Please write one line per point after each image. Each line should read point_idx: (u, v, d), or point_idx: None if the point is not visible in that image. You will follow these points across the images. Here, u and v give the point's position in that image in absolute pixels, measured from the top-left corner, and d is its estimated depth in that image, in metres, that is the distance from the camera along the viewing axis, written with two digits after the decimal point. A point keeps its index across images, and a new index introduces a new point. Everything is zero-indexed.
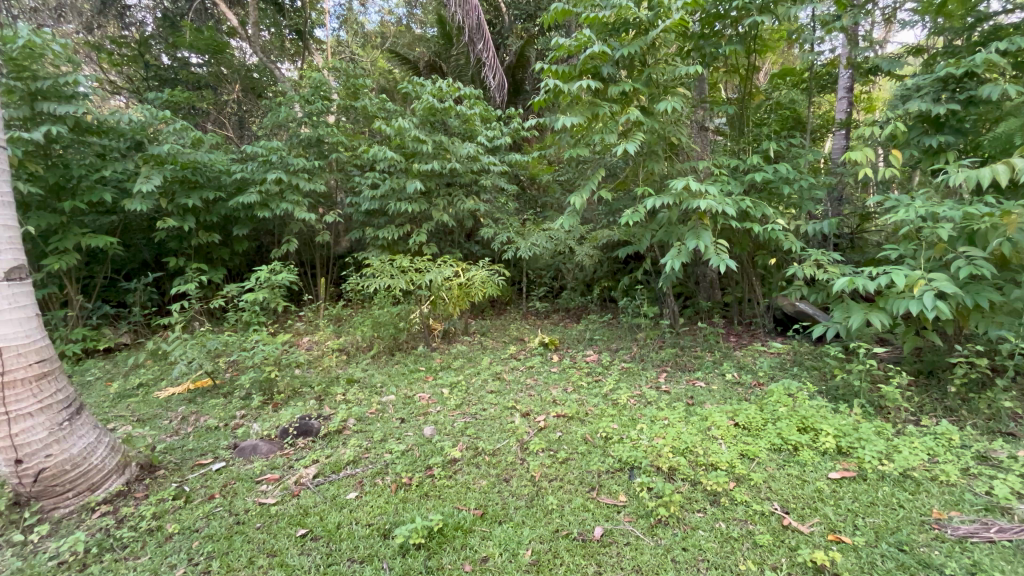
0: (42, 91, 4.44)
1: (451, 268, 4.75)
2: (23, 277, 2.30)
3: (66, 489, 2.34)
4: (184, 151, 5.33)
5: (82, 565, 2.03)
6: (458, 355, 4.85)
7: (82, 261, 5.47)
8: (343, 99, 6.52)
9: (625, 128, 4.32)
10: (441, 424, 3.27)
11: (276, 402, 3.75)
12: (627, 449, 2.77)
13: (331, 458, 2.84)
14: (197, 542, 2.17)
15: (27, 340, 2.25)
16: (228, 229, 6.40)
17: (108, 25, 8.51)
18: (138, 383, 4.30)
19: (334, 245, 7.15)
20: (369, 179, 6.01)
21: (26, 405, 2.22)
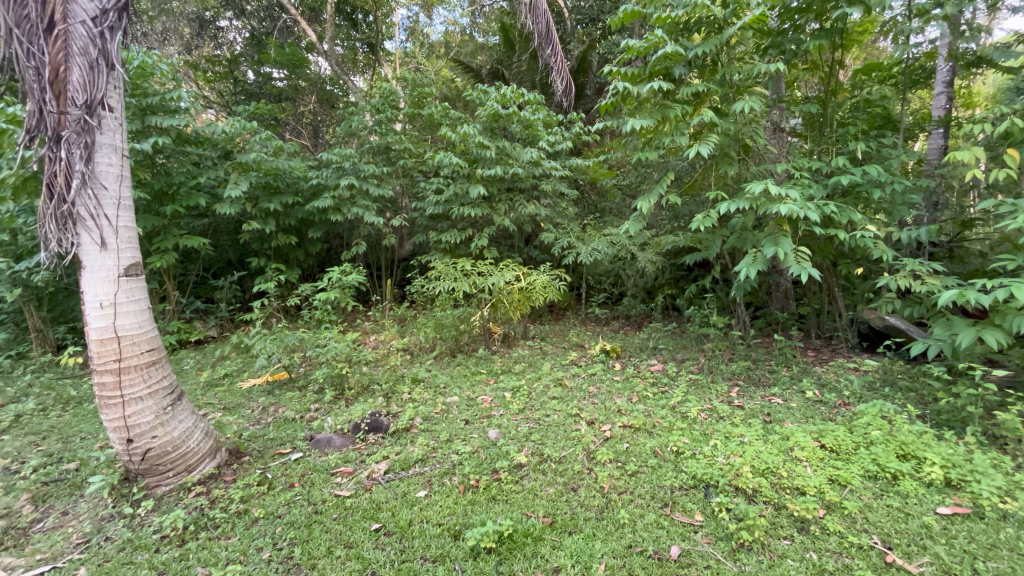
0: (152, 106, 4.92)
1: (514, 272, 4.75)
2: (140, 274, 2.52)
3: (168, 468, 2.55)
4: (267, 159, 5.73)
5: (181, 541, 2.21)
6: (518, 360, 4.85)
7: (179, 260, 5.99)
8: (410, 107, 6.74)
9: (697, 130, 4.15)
10: (505, 428, 3.27)
11: (347, 397, 3.92)
12: (701, 466, 2.64)
13: (400, 456, 2.92)
14: (280, 527, 2.28)
15: (141, 331, 2.49)
16: (303, 233, 6.80)
17: (204, 45, 9.31)
18: (224, 374, 4.64)
19: (398, 248, 7.39)
20: (434, 184, 6.17)
21: (137, 390, 2.45)
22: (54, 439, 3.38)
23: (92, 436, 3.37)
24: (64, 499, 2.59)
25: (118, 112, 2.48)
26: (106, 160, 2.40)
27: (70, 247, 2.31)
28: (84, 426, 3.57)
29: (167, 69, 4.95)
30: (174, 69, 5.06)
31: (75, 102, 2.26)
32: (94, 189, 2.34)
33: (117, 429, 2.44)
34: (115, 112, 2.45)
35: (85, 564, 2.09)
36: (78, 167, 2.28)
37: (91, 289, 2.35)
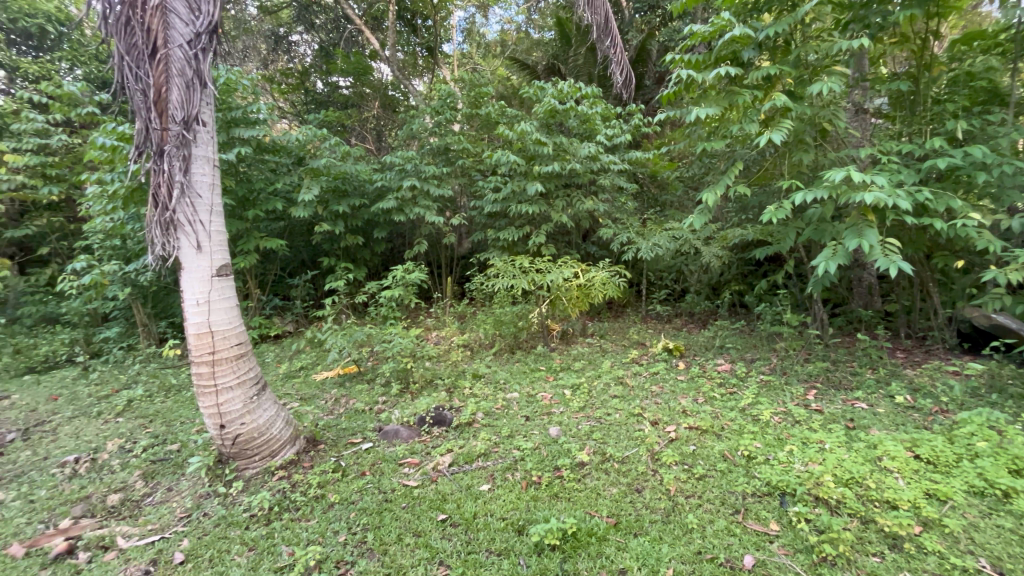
0: (236, 119, 5.34)
1: (573, 269, 4.70)
2: (229, 274, 2.75)
3: (254, 453, 2.77)
4: (336, 163, 6.05)
5: (267, 520, 2.40)
6: (577, 357, 4.80)
7: (259, 260, 6.47)
8: (468, 108, 6.85)
9: (768, 117, 3.89)
10: (566, 426, 3.26)
11: (412, 390, 4.08)
12: (776, 472, 2.50)
13: (463, 449, 3.00)
14: (354, 513, 2.42)
15: (231, 326, 2.72)
16: (369, 233, 7.12)
17: (278, 60, 9.97)
18: (300, 366, 4.97)
19: (457, 246, 7.56)
20: (493, 183, 6.24)
21: (228, 380, 2.68)
22: (160, 422, 3.78)
23: (191, 421, 3.74)
24: (168, 477, 2.89)
25: (211, 126, 2.71)
26: (200, 170, 2.64)
27: (172, 250, 2.56)
28: (183, 411, 3.96)
29: (248, 83, 5.34)
30: (254, 83, 5.46)
31: (174, 119, 2.50)
32: (191, 197, 2.58)
33: (212, 415, 2.68)
34: (207, 127, 2.68)
35: (188, 536, 2.32)
36: (178, 177, 2.52)
37: (189, 288, 2.60)
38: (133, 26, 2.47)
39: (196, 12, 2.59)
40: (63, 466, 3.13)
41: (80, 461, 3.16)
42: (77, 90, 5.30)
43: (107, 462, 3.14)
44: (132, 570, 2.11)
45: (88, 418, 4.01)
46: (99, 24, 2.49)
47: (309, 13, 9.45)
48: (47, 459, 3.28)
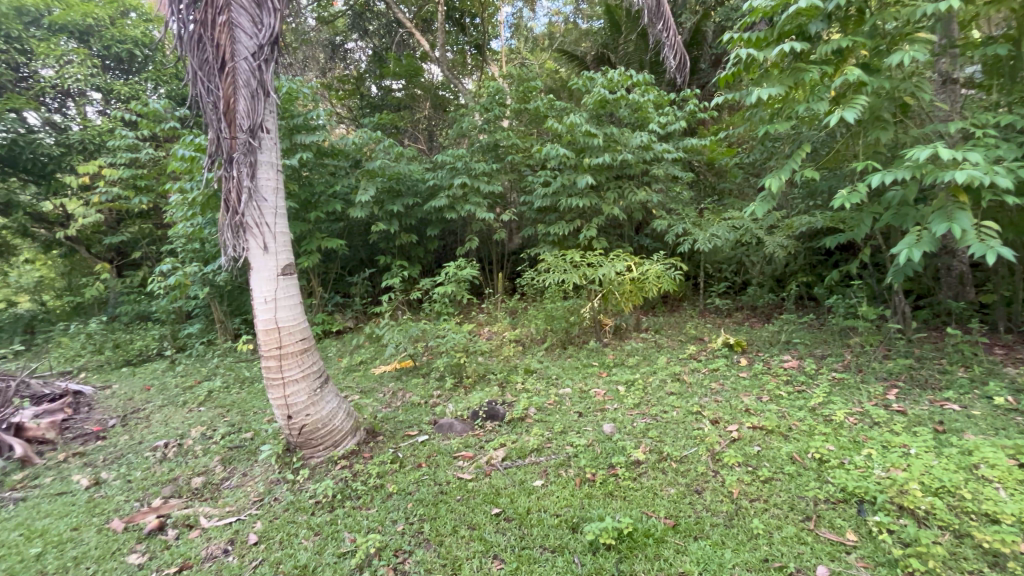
0: (297, 126, 5.63)
1: (626, 262, 4.57)
2: (293, 272, 2.89)
3: (319, 442, 2.92)
4: (390, 164, 6.23)
5: (331, 506, 2.52)
6: (631, 352, 4.69)
7: (321, 260, 6.80)
8: (516, 103, 6.83)
9: (840, 93, 3.59)
10: (621, 423, 3.19)
11: (465, 384, 4.15)
12: (852, 478, 2.32)
13: (517, 444, 3.00)
14: (411, 503, 2.49)
15: (296, 322, 2.86)
16: (422, 231, 7.29)
17: (336, 67, 10.39)
18: (360, 360, 5.20)
19: (508, 242, 7.59)
20: (542, 177, 6.19)
21: (294, 373, 2.82)
22: (236, 411, 4.07)
23: (262, 411, 4.00)
24: (243, 462, 3.10)
25: (274, 133, 2.86)
26: (266, 175, 2.79)
27: (242, 251, 2.74)
28: (256, 402, 4.25)
29: (307, 92, 5.61)
30: (313, 91, 5.72)
31: (242, 128, 2.65)
32: (258, 201, 2.74)
33: (281, 406, 2.84)
34: (272, 134, 2.83)
35: (260, 518, 2.48)
36: (246, 182, 2.68)
37: (258, 287, 2.77)
38: (204, 43, 2.65)
39: (259, 25, 2.73)
40: (154, 450, 3.45)
41: (169, 445, 3.47)
42: (160, 107, 5.79)
43: (191, 448, 3.43)
44: (213, 548, 2.28)
45: (176, 406, 4.39)
46: (176, 43, 2.68)
47: (363, 21, 9.81)
48: (142, 442, 3.63)
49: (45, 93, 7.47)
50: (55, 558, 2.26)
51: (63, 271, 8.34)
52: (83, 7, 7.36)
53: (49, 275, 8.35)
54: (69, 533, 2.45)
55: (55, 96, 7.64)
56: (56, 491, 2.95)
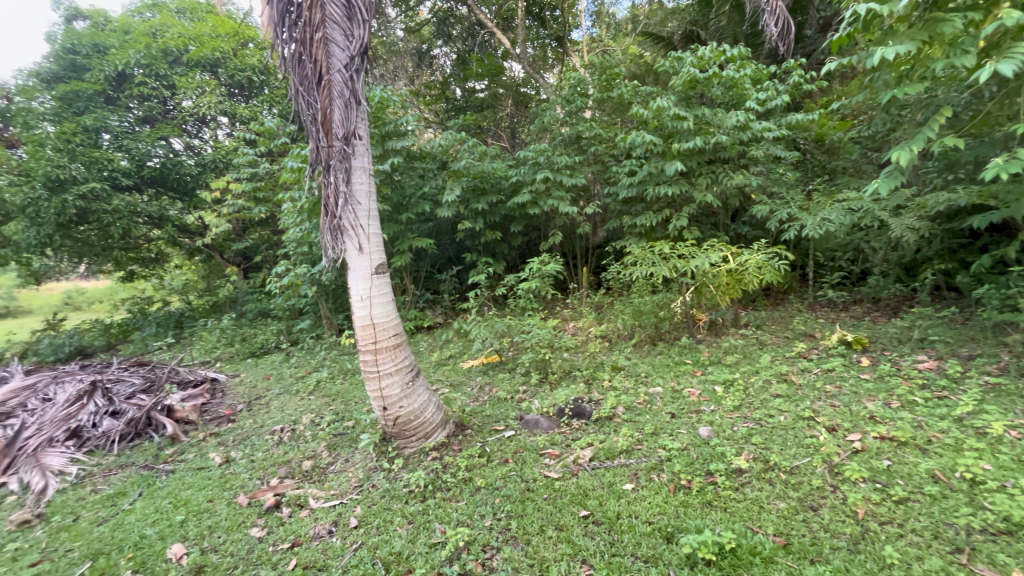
0: (388, 133, 5.92)
1: (722, 253, 4.23)
2: (385, 271, 3.04)
3: (412, 433, 3.04)
4: (475, 164, 6.37)
5: (423, 496, 2.62)
6: (728, 350, 4.34)
7: (413, 259, 7.15)
8: (599, 92, 6.63)
9: (993, 43, 2.97)
10: (719, 426, 2.96)
11: (551, 380, 4.12)
12: (1019, 506, 1.92)
13: (605, 444, 2.91)
14: (498, 499, 2.51)
15: (389, 318, 3.00)
16: (506, 228, 7.36)
17: (423, 74, 10.76)
18: (449, 355, 5.37)
19: (593, 236, 7.41)
20: (627, 166, 5.92)
21: (389, 368, 2.96)
22: (340, 401, 4.41)
23: (362, 401, 4.29)
24: (346, 449, 3.34)
25: (366, 139, 3.02)
26: (359, 180, 2.96)
27: (340, 253, 2.92)
28: (357, 393, 4.57)
29: (396, 99, 5.87)
30: (402, 98, 5.99)
31: (337, 136, 2.83)
32: (353, 205, 2.90)
33: (378, 398, 3.00)
34: (363, 140, 2.98)
35: (361, 503, 2.65)
36: (342, 188, 2.85)
37: (355, 286, 2.94)
38: (304, 60, 2.86)
39: (350, 38, 2.89)
40: (273, 433, 3.84)
41: (284, 430, 3.84)
42: (274, 125, 6.42)
43: (302, 433, 3.76)
44: (320, 528, 2.47)
45: (291, 394, 4.87)
46: (281, 63, 2.93)
47: (447, 26, 10.18)
48: (263, 426, 4.06)
49: (186, 121, 8.70)
50: (195, 525, 2.59)
51: (203, 274, 9.63)
52: (212, 43, 8.46)
53: (193, 277, 9.60)
54: (206, 503, 2.80)
55: (194, 123, 8.89)
56: (197, 466, 3.39)
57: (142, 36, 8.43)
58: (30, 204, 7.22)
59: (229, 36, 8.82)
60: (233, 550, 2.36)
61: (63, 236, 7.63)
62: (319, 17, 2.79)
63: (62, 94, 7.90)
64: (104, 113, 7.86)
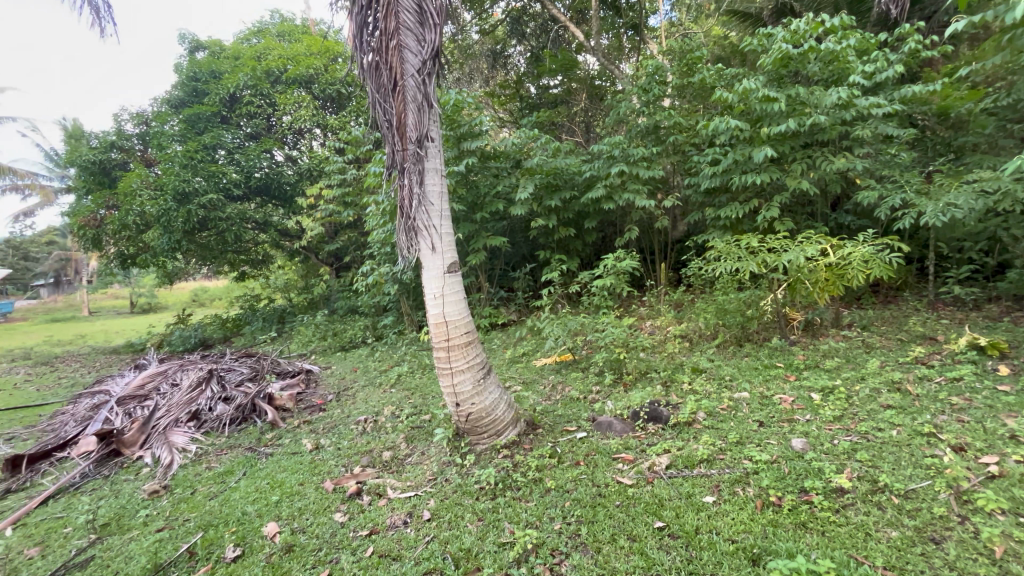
0: (464, 134, 6.04)
1: (819, 245, 3.81)
2: (457, 270, 3.08)
3: (483, 430, 3.07)
4: (548, 160, 6.32)
5: (494, 494, 2.64)
6: (827, 353, 3.91)
7: (487, 257, 7.26)
8: (678, 79, 6.29)
9: None
10: (815, 438, 2.67)
11: (626, 381, 3.97)
12: None
13: (683, 451, 2.74)
14: (568, 502, 2.46)
15: (461, 316, 3.04)
16: (580, 224, 7.23)
17: (497, 75, 10.91)
18: (523, 352, 5.39)
19: (672, 230, 7.06)
20: (710, 155, 5.54)
21: (461, 365, 3.01)
22: (418, 395, 4.59)
23: (439, 396, 4.43)
24: (422, 442, 3.46)
25: (438, 141, 3.08)
26: (432, 182, 3.02)
27: (415, 252, 3.02)
28: (434, 387, 4.73)
29: (471, 101, 5.98)
30: (477, 100, 6.09)
31: (411, 140, 2.92)
32: (426, 205, 2.98)
33: (450, 394, 3.06)
34: (436, 142, 3.05)
35: (434, 496, 2.72)
36: (416, 189, 2.95)
37: (429, 284, 3.03)
38: (380, 68, 2.99)
39: (422, 42, 2.96)
40: (358, 423, 4.09)
41: (368, 420, 4.08)
42: (359, 133, 6.83)
43: (384, 424, 3.96)
44: (395, 518, 2.57)
45: (375, 386, 5.18)
46: (361, 74, 3.09)
47: (521, 25, 10.09)
48: (349, 416, 4.34)
49: (286, 135, 9.54)
50: (288, 507, 2.81)
51: (301, 274, 10.54)
52: (307, 61, 9.21)
53: (294, 276, 10.56)
54: (298, 486, 3.04)
55: (292, 136, 9.72)
56: (292, 451, 3.69)
57: (250, 61, 9.39)
58: (163, 214, 8.20)
59: (320, 53, 9.56)
60: (318, 532, 2.53)
61: (188, 241, 8.71)
62: (394, 25, 2.89)
63: (187, 117, 9.02)
64: (219, 132, 8.85)
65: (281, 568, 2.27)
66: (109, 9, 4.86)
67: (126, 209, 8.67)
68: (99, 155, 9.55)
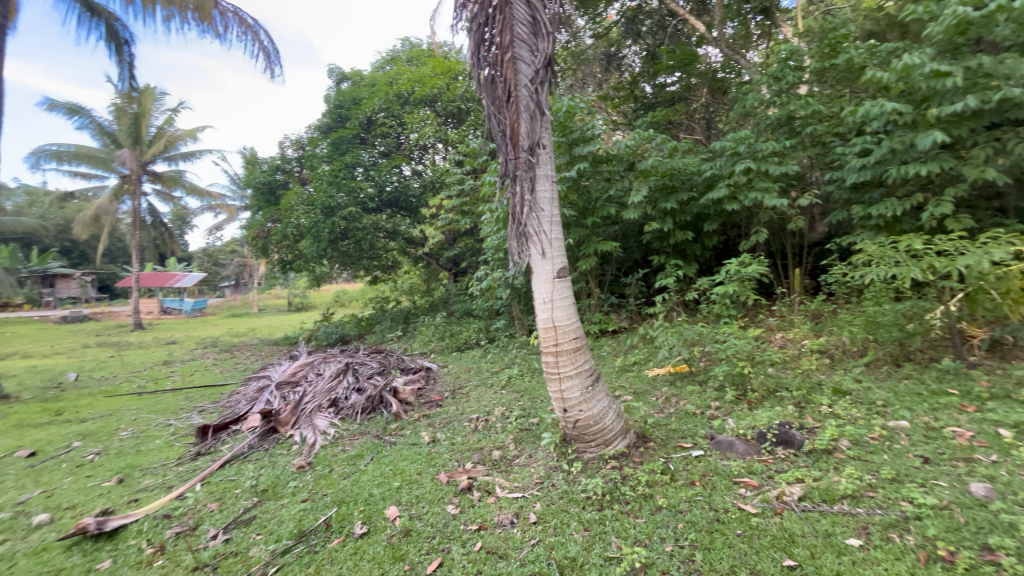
0: (575, 139, 6.05)
1: (1012, 247, 3.10)
2: (566, 275, 3.08)
3: (591, 438, 3.02)
4: (664, 161, 6.04)
5: (602, 505, 2.58)
6: (1021, 381, 3.16)
7: (598, 263, 7.14)
8: (818, 62, 5.61)
9: None
10: (1004, 486, 2.17)
11: (751, 399, 3.62)
12: None
13: (820, 483, 2.42)
14: (682, 524, 2.31)
15: (569, 320, 3.03)
16: (699, 227, 6.78)
17: (611, 77, 10.51)
18: (633, 361, 5.20)
19: (809, 232, 6.29)
20: (858, 145, 4.83)
21: (569, 370, 2.99)
22: (527, 397, 4.68)
23: (547, 400, 4.46)
24: (530, 445, 3.52)
25: (550, 148, 3.11)
26: (543, 188, 3.07)
27: (525, 258, 3.08)
28: (543, 392, 4.78)
29: (583, 105, 5.95)
30: (589, 104, 6.05)
31: (523, 148, 3.00)
32: (537, 211, 3.03)
33: (558, 399, 3.05)
34: (547, 149, 3.09)
35: (541, 500, 2.74)
36: (527, 196, 3.02)
37: (539, 289, 3.06)
38: (497, 81, 3.12)
39: (535, 52, 3.03)
40: (471, 420, 4.29)
41: (479, 419, 4.25)
42: (476, 144, 7.20)
43: (494, 424, 4.10)
44: (503, 517, 2.64)
45: (487, 386, 5.38)
46: (478, 89, 3.26)
47: (636, 24, 9.85)
48: (463, 413, 4.57)
49: (412, 151, 10.40)
50: (407, 493, 3.04)
51: (424, 278, 11.40)
52: (432, 82, 9.98)
53: (417, 280, 11.46)
54: (417, 475, 3.28)
55: (418, 152, 10.55)
56: (412, 442, 3.99)
57: (384, 86, 10.44)
58: (313, 226, 9.50)
59: (443, 73, 10.31)
60: (433, 521, 2.70)
61: (332, 249, 9.93)
62: (509, 39, 3.00)
63: (334, 140, 10.34)
64: (358, 152, 9.98)
65: (400, 550, 2.46)
66: (277, 56, 5.79)
67: (286, 222, 10.19)
68: (268, 177, 11.35)
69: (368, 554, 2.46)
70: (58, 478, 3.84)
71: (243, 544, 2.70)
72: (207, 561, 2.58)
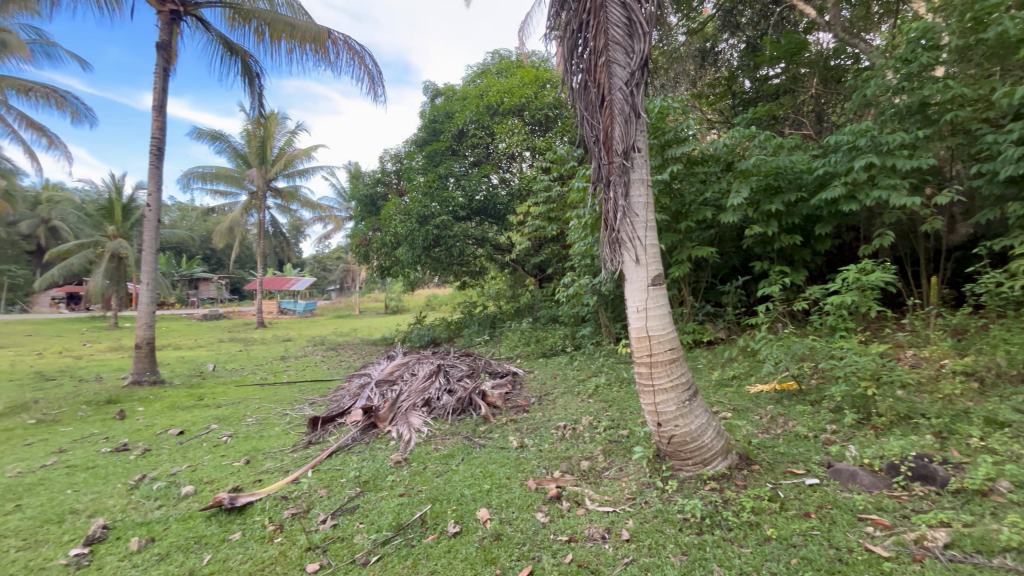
0: (668, 141, 5.82)
1: None
2: (661, 283, 2.95)
3: (688, 456, 2.86)
4: (768, 160, 5.58)
5: (701, 529, 2.42)
6: None
7: (692, 269, 6.77)
8: (960, 39, 4.86)
9: None
10: None
11: (876, 425, 3.20)
12: None
13: (973, 530, 2.06)
14: (795, 559, 2.09)
15: (665, 330, 2.89)
16: (809, 230, 6.16)
17: (707, 73, 10.38)
18: (733, 374, 4.83)
19: (948, 234, 5.45)
20: (1016, 131, 4.10)
21: (664, 383, 2.85)
22: (616, 408, 4.55)
23: (637, 412, 4.31)
24: (620, 458, 3.40)
25: (645, 151, 3.01)
26: (638, 193, 2.97)
27: (618, 265, 3.00)
28: (632, 403, 4.62)
29: (677, 105, 5.71)
30: (684, 103, 5.79)
31: (617, 152, 2.93)
32: (631, 217, 2.94)
33: (651, 412, 2.93)
34: (642, 153, 2.99)
35: (634, 517, 2.64)
36: (620, 201, 2.94)
37: (632, 296, 2.96)
38: (590, 87, 3.10)
39: (631, 55, 2.95)
40: (558, 428, 4.27)
41: (567, 427, 4.21)
42: (564, 151, 7.19)
43: (582, 433, 4.04)
44: (594, 531, 2.58)
45: (574, 394, 5.32)
46: (571, 95, 3.26)
47: (735, 15, 9.16)
48: (550, 420, 4.56)
49: (501, 160, 10.67)
50: (497, 496, 3.09)
51: (510, 283, 11.63)
52: (520, 92, 10.19)
53: (504, 286, 11.71)
54: (505, 479, 3.32)
55: (506, 161, 10.80)
56: (500, 445, 4.06)
57: (474, 98, 10.84)
58: (409, 234, 10.09)
59: (531, 82, 10.48)
60: (523, 527, 2.71)
61: (426, 255, 10.48)
62: (603, 44, 2.97)
63: (428, 153, 10.95)
64: (450, 163, 10.47)
65: (491, 553, 2.50)
66: (380, 79, 6.26)
67: (386, 230, 10.95)
68: (369, 190, 12.28)
69: (461, 553, 2.53)
70: (200, 455, 4.44)
71: (348, 531, 2.91)
72: (319, 543, 2.82)
